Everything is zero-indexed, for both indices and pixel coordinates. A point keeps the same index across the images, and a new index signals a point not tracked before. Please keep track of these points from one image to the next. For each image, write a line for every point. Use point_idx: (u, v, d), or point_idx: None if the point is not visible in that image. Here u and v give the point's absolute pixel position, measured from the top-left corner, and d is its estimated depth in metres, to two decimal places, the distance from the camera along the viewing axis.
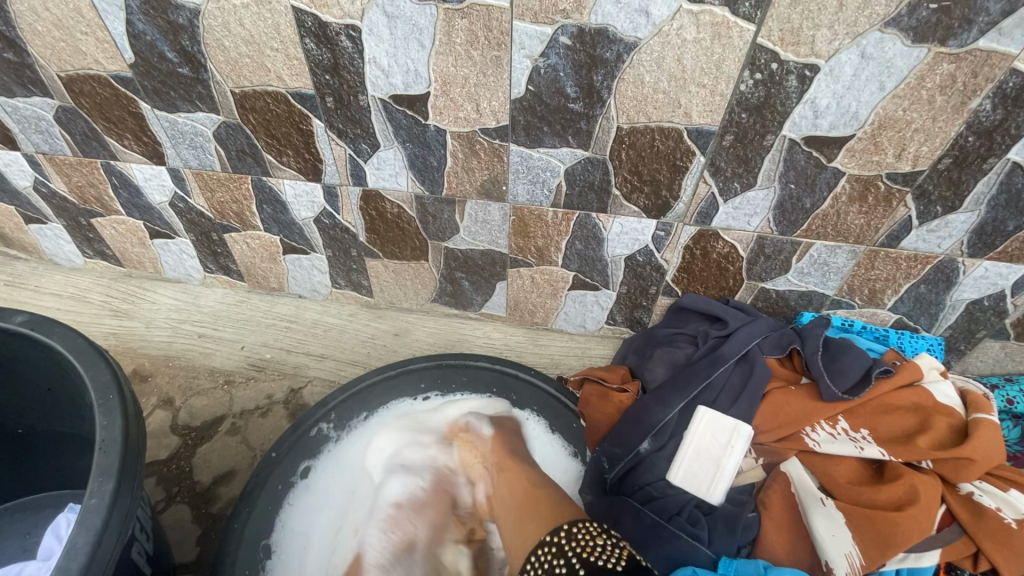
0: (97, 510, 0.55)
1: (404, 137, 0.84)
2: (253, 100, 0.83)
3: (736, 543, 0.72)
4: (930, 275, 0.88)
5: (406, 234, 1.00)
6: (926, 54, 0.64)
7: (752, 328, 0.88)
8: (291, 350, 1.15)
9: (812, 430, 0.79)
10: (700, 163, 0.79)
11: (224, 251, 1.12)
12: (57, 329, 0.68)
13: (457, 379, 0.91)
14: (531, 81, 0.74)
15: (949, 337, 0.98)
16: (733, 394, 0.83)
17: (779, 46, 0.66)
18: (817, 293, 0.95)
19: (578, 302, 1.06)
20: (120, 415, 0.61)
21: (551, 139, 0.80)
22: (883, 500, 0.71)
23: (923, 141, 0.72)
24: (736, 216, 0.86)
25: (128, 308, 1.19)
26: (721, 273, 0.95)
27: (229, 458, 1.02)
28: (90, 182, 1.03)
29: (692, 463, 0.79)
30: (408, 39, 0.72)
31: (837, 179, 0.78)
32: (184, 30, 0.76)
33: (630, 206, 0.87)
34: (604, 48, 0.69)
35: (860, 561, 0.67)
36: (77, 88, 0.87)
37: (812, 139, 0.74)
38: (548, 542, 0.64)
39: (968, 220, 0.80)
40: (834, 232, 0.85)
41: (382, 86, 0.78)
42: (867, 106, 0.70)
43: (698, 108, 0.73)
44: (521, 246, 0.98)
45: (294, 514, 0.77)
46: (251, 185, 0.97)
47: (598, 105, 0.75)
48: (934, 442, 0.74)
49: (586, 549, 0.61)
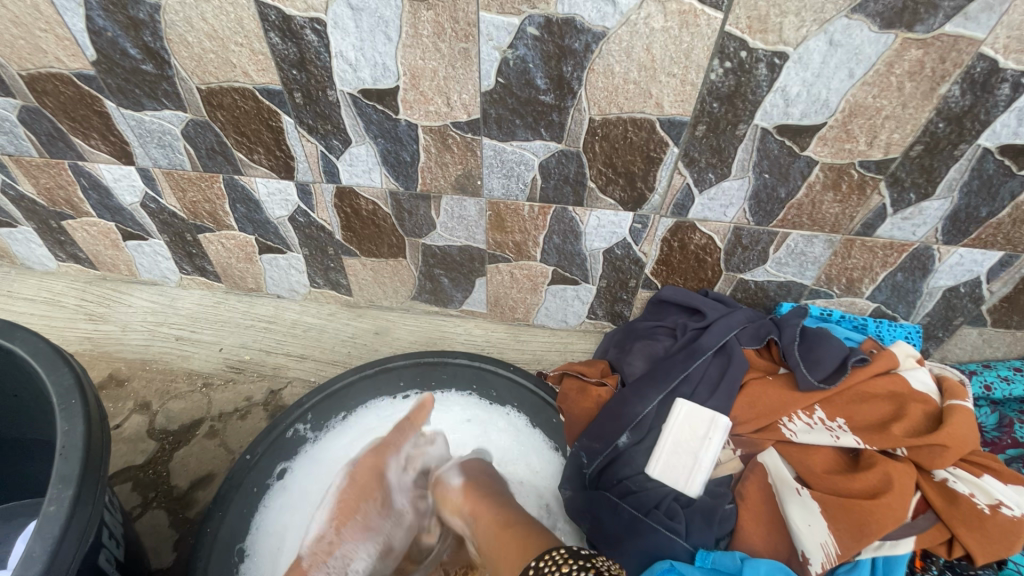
0: (55, 518, 0.54)
1: (375, 132, 0.83)
2: (220, 97, 0.81)
3: (713, 534, 0.71)
4: (906, 263, 0.89)
5: (382, 231, 0.99)
6: (894, 40, 0.64)
7: (730, 319, 0.87)
8: (270, 351, 1.14)
9: (789, 420, 0.79)
10: (673, 154, 0.79)
11: (199, 252, 1.11)
12: (19, 334, 0.67)
13: (436, 377, 0.90)
14: (501, 73, 0.73)
15: (928, 324, 0.98)
16: (711, 386, 0.82)
17: (747, 33, 0.65)
18: (796, 284, 0.95)
19: (558, 297, 1.06)
20: (82, 420, 0.60)
21: (523, 132, 0.79)
22: (857, 488, 0.71)
23: (894, 128, 0.72)
24: (712, 207, 0.85)
25: (103, 311, 1.17)
26: (700, 264, 0.95)
27: (207, 462, 1.00)
28: (58, 183, 1.01)
29: (670, 456, 0.79)
30: (374, 32, 0.71)
31: (811, 168, 0.78)
32: (145, 25, 0.74)
33: (606, 198, 0.86)
34: (573, 38, 0.68)
35: (836, 551, 0.67)
36: (39, 87, 0.85)
37: (785, 127, 0.74)
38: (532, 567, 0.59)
39: (941, 206, 0.80)
40: (810, 222, 0.85)
41: (350, 80, 0.77)
42: (838, 93, 0.69)
43: (669, 98, 0.72)
44: (498, 241, 0.97)
45: (270, 515, 0.77)
46: (223, 184, 0.95)
47: (569, 97, 0.74)
48: (908, 429, 0.74)
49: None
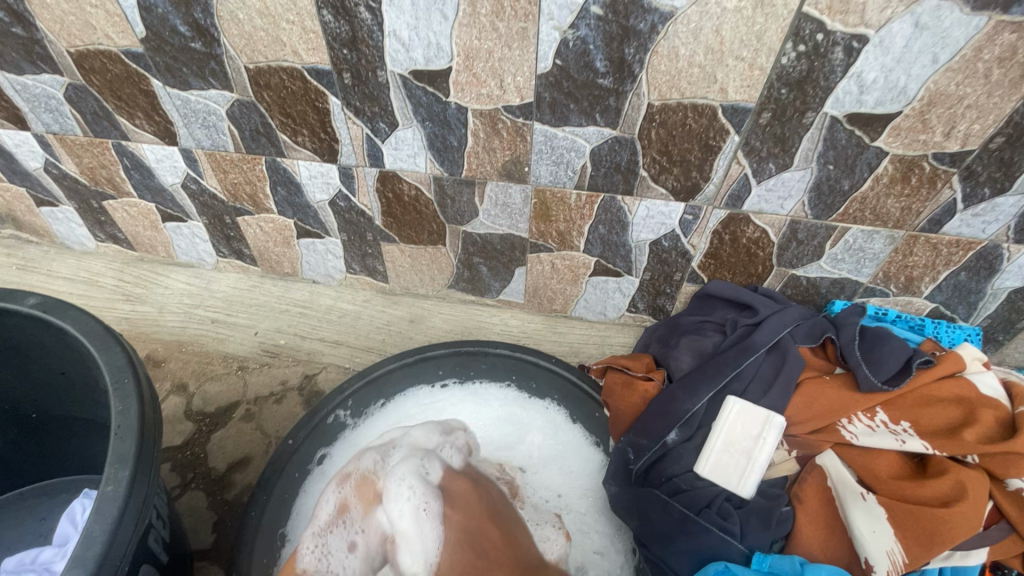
0: (114, 498, 0.54)
1: (424, 116, 0.81)
2: (268, 77, 0.80)
3: (769, 537, 0.69)
4: (972, 262, 0.85)
5: (423, 218, 0.97)
6: (986, 23, 0.60)
7: (784, 316, 0.84)
8: (305, 337, 1.13)
9: (849, 422, 0.76)
10: (734, 143, 0.76)
11: (237, 236, 1.10)
12: (70, 312, 0.66)
13: (475, 367, 0.89)
14: (559, 54, 0.70)
15: (988, 327, 0.94)
16: (764, 384, 0.80)
17: (826, 15, 0.62)
18: (851, 281, 0.92)
19: (599, 289, 1.03)
20: (136, 400, 0.59)
21: (577, 117, 0.77)
22: (927, 495, 0.68)
23: (976, 118, 0.68)
24: (769, 199, 0.82)
25: (140, 292, 1.18)
26: (750, 258, 0.91)
27: (244, 445, 1.00)
28: (101, 163, 1.01)
29: (722, 455, 0.76)
30: (429, 11, 0.69)
31: (879, 159, 0.74)
32: (196, 2, 0.73)
33: (658, 188, 0.84)
34: (638, 18, 0.65)
35: (903, 559, 0.65)
36: (86, 65, 0.84)
37: (856, 116, 0.70)
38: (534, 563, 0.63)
39: (1017, 203, 0.76)
40: (872, 216, 0.81)
41: (402, 61, 0.75)
42: (918, 80, 0.65)
43: (735, 83, 0.69)
44: (542, 231, 0.95)
45: (311, 500, 0.77)
46: (265, 167, 0.94)
47: (629, 81, 0.71)
48: (980, 435, 0.70)
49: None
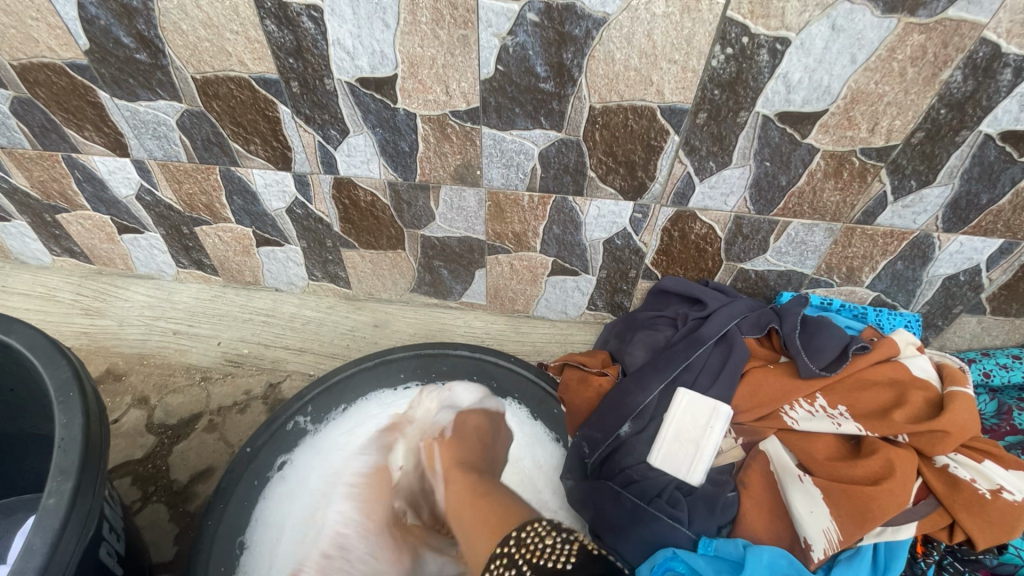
0: (55, 511, 0.54)
1: (373, 122, 0.82)
2: (215, 86, 0.80)
3: (716, 522, 0.73)
4: (907, 251, 0.88)
5: (381, 223, 0.98)
6: (896, 25, 0.63)
7: (731, 308, 0.87)
8: (269, 344, 1.13)
9: (791, 408, 0.79)
10: (674, 142, 0.78)
11: (196, 246, 1.10)
12: (14, 326, 0.66)
13: (436, 369, 0.90)
14: (500, 60, 0.72)
15: (927, 313, 0.99)
16: (712, 375, 0.83)
17: (749, 19, 0.65)
18: (796, 273, 0.95)
19: (558, 288, 1.05)
20: (80, 413, 0.59)
21: (523, 121, 0.79)
22: (860, 475, 0.72)
23: (896, 114, 0.71)
24: (713, 196, 0.85)
25: (99, 306, 1.16)
26: (700, 254, 0.94)
27: (207, 456, 1.00)
28: (52, 176, 1.00)
29: (672, 445, 0.79)
30: (371, 19, 0.70)
31: (812, 155, 0.77)
32: (139, 13, 0.73)
33: (607, 187, 0.86)
34: (573, 24, 0.68)
35: (838, 537, 0.68)
36: (31, 78, 0.83)
37: (786, 115, 0.73)
38: (499, 554, 0.61)
39: (942, 194, 0.80)
40: (810, 210, 0.85)
41: (348, 69, 0.76)
42: (840, 79, 0.69)
43: (671, 85, 0.72)
44: (498, 232, 0.96)
45: (270, 506, 0.76)
46: (220, 176, 0.94)
47: (569, 84, 0.74)
48: (910, 415, 0.75)
49: (535, 553, 0.59)
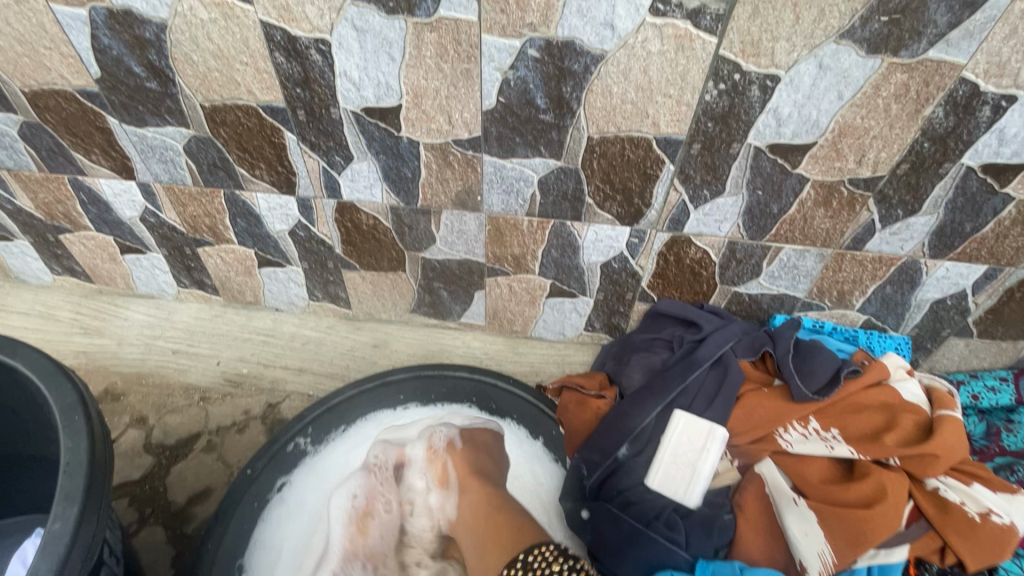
0: (61, 537, 0.54)
1: (377, 149, 0.84)
2: (223, 114, 0.82)
3: (712, 544, 0.74)
4: (895, 276, 0.91)
5: (382, 245, 1.00)
6: (880, 64, 0.66)
7: (726, 332, 0.89)
8: (268, 364, 1.13)
9: (785, 431, 0.81)
10: (670, 171, 0.81)
11: (198, 266, 1.11)
12: (19, 349, 0.67)
13: (436, 390, 0.90)
14: (501, 92, 0.75)
15: (916, 335, 1.01)
16: (709, 397, 0.84)
17: (740, 57, 0.68)
18: (789, 296, 0.97)
19: (556, 309, 1.07)
20: (86, 437, 0.60)
21: (523, 150, 0.81)
22: (852, 497, 0.74)
23: (882, 147, 0.74)
24: (707, 222, 0.87)
25: (99, 325, 1.17)
26: (695, 277, 0.96)
27: (205, 477, 1.00)
28: (57, 198, 1.01)
29: (670, 467, 0.81)
30: (377, 52, 0.73)
31: (802, 185, 0.80)
32: (151, 45, 0.75)
33: (604, 214, 0.88)
34: (572, 60, 0.70)
35: (833, 559, 0.70)
36: (41, 103, 0.85)
37: (777, 146, 0.76)
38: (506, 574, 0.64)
39: (927, 222, 0.82)
40: (801, 236, 0.87)
41: (354, 98, 0.78)
42: (827, 114, 0.72)
43: (666, 117, 0.74)
44: (498, 255, 0.98)
45: (269, 527, 0.77)
46: (224, 199, 0.96)
47: (568, 116, 0.76)
48: (899, 439, 0.77)
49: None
